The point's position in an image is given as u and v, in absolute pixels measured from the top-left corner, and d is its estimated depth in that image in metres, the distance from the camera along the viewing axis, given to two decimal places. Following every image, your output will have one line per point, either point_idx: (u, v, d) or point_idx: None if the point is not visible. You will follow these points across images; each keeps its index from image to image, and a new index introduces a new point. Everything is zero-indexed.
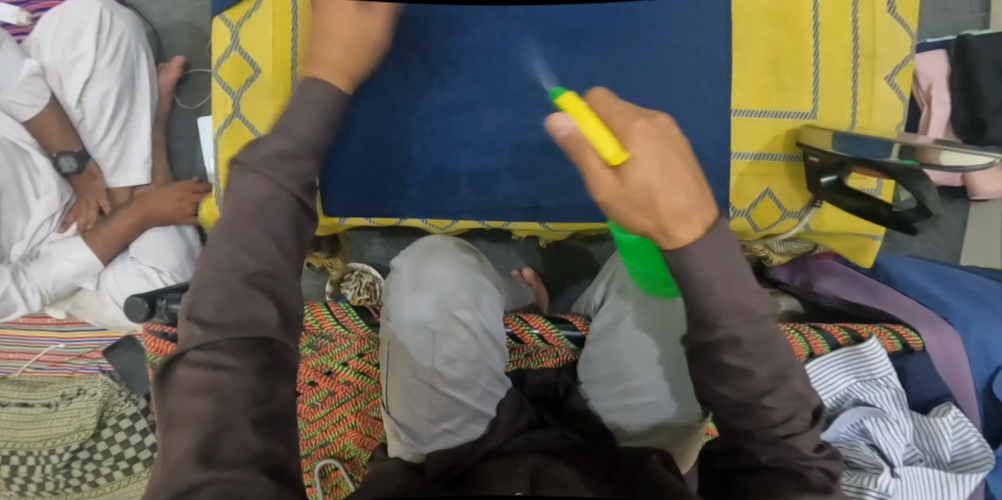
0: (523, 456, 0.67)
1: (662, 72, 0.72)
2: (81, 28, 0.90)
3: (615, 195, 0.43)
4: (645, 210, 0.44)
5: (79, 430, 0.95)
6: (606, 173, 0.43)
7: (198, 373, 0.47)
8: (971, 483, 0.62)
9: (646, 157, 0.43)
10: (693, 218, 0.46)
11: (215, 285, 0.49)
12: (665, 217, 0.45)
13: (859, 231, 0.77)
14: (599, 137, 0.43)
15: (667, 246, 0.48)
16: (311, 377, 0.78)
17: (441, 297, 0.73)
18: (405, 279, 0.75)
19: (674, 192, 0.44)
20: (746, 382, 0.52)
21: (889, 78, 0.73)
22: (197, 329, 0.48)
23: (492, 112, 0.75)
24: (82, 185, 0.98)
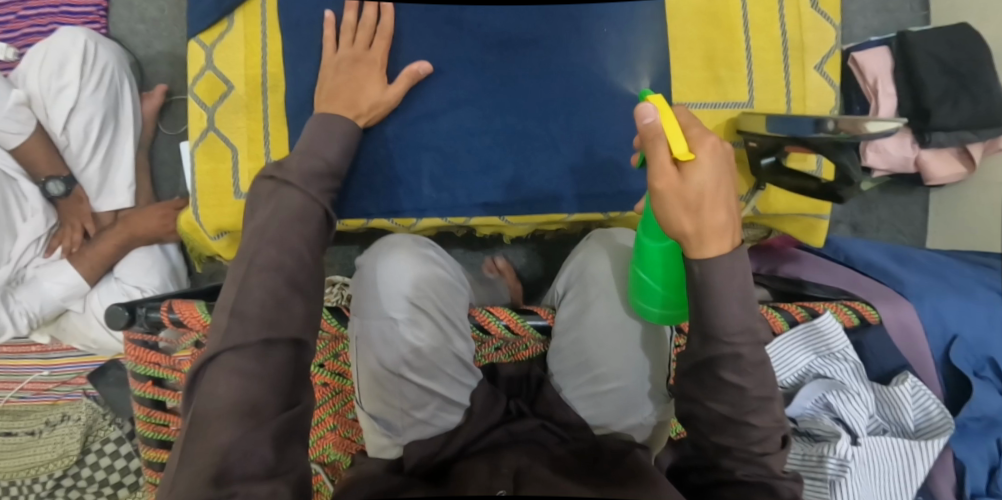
0: (510, 453, 0.64)
1: (605, 76, 0.72)
2: (66, 58, 0.96)
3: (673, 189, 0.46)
4: (693, 210, 0.46)
5: (63, 456, 1.10)
6: (670, 168, 0.46)
7: (229, 378, 0.45)
8: (933, 450, 0.68)
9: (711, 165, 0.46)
10: (728, 236, 0.48)
11: (259, 284, 0.48)
12: (705, 223, 0.47)
13: (805, 211, 0.73)
14: (674, 136, 0.47)
15: (692, 256, 0.49)
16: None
17: (401, 287, 0.69)
18: (364, 271, 0.70)
19: (720, 204, 0.46)
20: (739, 398, 0.51)
21: (818, 68, 0.73)
22: (236, 325, 0.47)
23: (454, 116, 0.71)
24: (67, 209, 1.02)
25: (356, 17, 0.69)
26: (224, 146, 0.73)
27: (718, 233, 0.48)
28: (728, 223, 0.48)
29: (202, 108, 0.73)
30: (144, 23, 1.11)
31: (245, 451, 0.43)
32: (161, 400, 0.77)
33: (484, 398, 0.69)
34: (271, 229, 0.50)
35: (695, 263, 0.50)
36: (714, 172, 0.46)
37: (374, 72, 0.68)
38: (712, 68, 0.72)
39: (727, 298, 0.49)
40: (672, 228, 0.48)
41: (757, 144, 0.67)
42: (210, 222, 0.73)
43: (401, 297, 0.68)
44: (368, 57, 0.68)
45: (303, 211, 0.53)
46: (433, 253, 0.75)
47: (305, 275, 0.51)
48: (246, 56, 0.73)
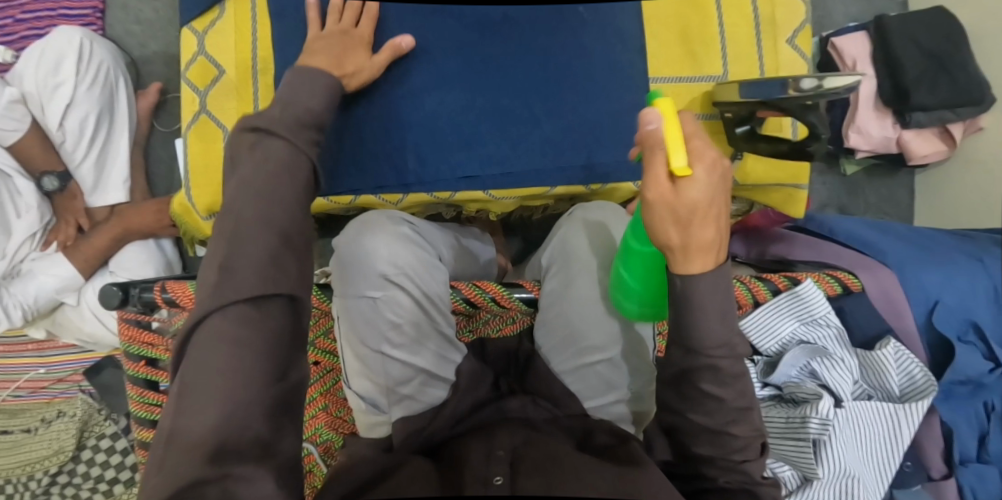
0: (506, 430, 0.62)
1: (586, 55, 0.72)
2: (61, 57, 0.98)
3: (665, 202, 0.44)
4: (683, 224, 0.44)
5: (59, 452, 1.10)
6: (666, 180, 0.44)
7: (215, 344, 0.41)
8: (918, 413, 0.69)
9: (709, 180, 0.44)
10: (713, 252, 0.47)
11: (252, 243, 0.44)
12: (693, 238, 0.45)
13: (782, 180, 0.74)
14: (674, 146, 0.44)
15: (676, 270, 0.48)
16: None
17: (379, 265, 0.68)
18: (342, 250, 0.68)
19: (712, 222, 0.45)
20: (717, 408, 0.52)
21: (790, 41, 0.75)
22: (223, 283, 0.42)
23: (437, 96, 0.71)
24: (63, 204, 1.03)
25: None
26: (215, 128, 0.73)
27: (705, 249, 0.46)
28: (716, 238, 0.46)
29: (195, 91, 0.74)
30: (139, 25, 1.13)
31: (238, 425, 0.40)
32: (154, 380, 0.78)
33: (470, 374, 0.71)
34: (256, 180, 0.46)
35: (678, 276, 0.49)
36: (709, 188, 0.44)
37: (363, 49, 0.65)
38: (687, 44, 0.73)
39: (715, 295, 0.49)
40: (660, 239, 0.47)
41: (731, 114, 0.69)
42: (202, 201, 0.74)
43: (378, 276, 0.68)
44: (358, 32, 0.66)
45: (291, 166, 0.48)
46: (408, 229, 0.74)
47: (296, 230, 0.46)
48: (237, 41, 0.72)
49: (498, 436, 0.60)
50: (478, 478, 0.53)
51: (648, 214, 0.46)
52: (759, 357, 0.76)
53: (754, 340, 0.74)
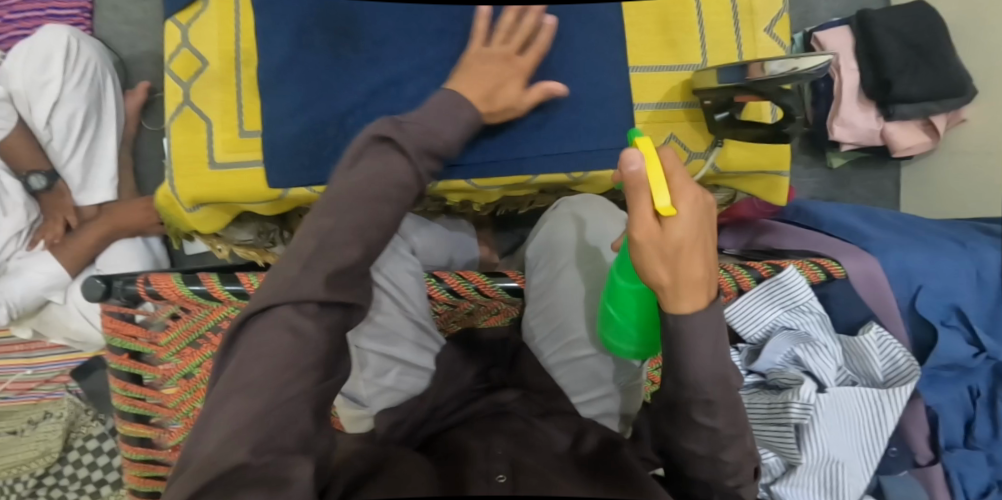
0: (490, 439, 0.57)
1: (565, 42, 0.71)
2: (49, 55, 0.98)
3: (652, 242, 0.40)
4: (671, 263, 0.41)
5: (46, 454, 1.10)
6: (652, 220, 0.40)
7: (278, 337, 0.41)
8: (901, 398, 0.68)
9: (695, 216, 0.41)
10: (704, 291, 0.43)
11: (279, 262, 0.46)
12: (683, 279, 0.42)
13: (765, 167, 0.75)
14: (658, 185, 0.40)
15: (666, 308, 0.45)
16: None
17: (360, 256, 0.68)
18: None
19: (702, 259, 0.41)
20: (711, 437, 0.49)
21: (768, 30, 0.75)
22: (302, 274, 0.43)
23: (418, 83, 0.70)
24: (50, 202, 1.03)
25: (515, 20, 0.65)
26: (199, 119, 0.72)
27: (695, 287, 0.43)
28: (707, 276, 0.43)
29: (177, 83, 0.73)
30: (128, 25, 1.14)
31: (286, 419, 0.39)
32: (138, 374, 0.79)
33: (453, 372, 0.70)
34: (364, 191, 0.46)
35: (668, 314, 0.45)
36: (695, 225, 0.41)
37: (516, 80, 0.63)
38: (667, 33, 0.73)
39: (710, 332, 0.45)
40: (648, 279, 0.43)
41: (711, 101, 0.69)
42: (186, 192, 0.72)
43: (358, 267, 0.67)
44: (520, 63, 0.64)
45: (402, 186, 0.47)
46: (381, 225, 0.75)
47: (378, 238, 0.47)
48: (220, 33, 0.72)
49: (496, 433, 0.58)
50: (480, 473, 0.51)
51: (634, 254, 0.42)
52: (743, 344, 0.77)
53: (737, 327, 0.74)
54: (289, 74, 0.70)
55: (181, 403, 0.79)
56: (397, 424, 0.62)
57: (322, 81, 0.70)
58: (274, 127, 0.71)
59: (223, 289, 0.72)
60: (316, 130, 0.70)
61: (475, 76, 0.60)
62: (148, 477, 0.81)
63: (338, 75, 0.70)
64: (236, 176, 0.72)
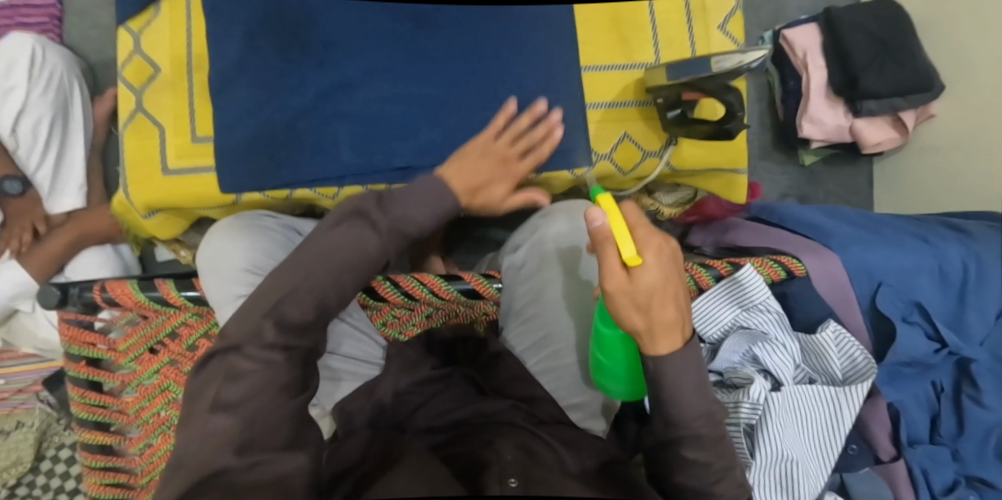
0: (500, 440, 0.60)
1: (514, 46, 0.72)
2: (13, 63, 0.98)
3: (625, 292, 0.47)
4: (644, 310, 0.48)
5: (18, 464, 1.09)
6: (621, 271, 0.47)
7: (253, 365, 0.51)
8: (859, 394, 0.68)
9: (658, 266, 0.47)
10: (678, 331, 0.51)
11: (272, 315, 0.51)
12: (657, 322, 0.49)
13: (722, 164, 0.74)
14: (623, 239, 0.48)
15: (648, 353, 0.52)
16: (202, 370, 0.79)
17: (238, 260, 0.64)
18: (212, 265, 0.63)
19: (671, 303, 0.49)
20: (704, 472, 0.57)
21: (721, 28, 0.75)
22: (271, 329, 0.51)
23: (370, 87, 0.71)
24: (17, 208, 1.02)
25: (527, 124, 0.67)
26: (151, 126, 0.72)
27: (669, 330, 0.51)
28: (678, 318, 0.50)
29: (130, 89, 0.72)
30: (96, 30, 1.15)
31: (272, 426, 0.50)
32: (97, 381, 0.78)
33: (425, 378, 0.73)
34: (338, 257, 0.54)
35: (651, 359, 0.53)
36: (660, 272, 0.47)
37: (507, 185, 0.64)
38: (618, 31, 0.73)
39: (688, 372, 0.54)
40: (626, 325, 0.50)
41: (662, 99, 0.69)
42: (139, 199, 0.72)
43: (239, 271, 0.63)
44: (516, 167, 0.65)
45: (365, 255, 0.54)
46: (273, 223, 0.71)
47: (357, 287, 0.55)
48: (172, 40, 0.72)
49: (502, 438, 0.60)
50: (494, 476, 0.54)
51: (611, 302, 0.49)
52: (703, 344, 0.76)
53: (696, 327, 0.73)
54: (240, 79, 0.70)
55: (141, 410, 0.79)
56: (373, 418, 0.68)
57: (274, 85, 0.70)
58: (227, 132, 0.70)
59: (180, 295, 0.72)
60: (267, 135, 0.70)
61: (464, 171, 0.60)
62: (108, 485, 0.80)
63: (288, 79, 0.70)
64: (190, 182, 0.72)
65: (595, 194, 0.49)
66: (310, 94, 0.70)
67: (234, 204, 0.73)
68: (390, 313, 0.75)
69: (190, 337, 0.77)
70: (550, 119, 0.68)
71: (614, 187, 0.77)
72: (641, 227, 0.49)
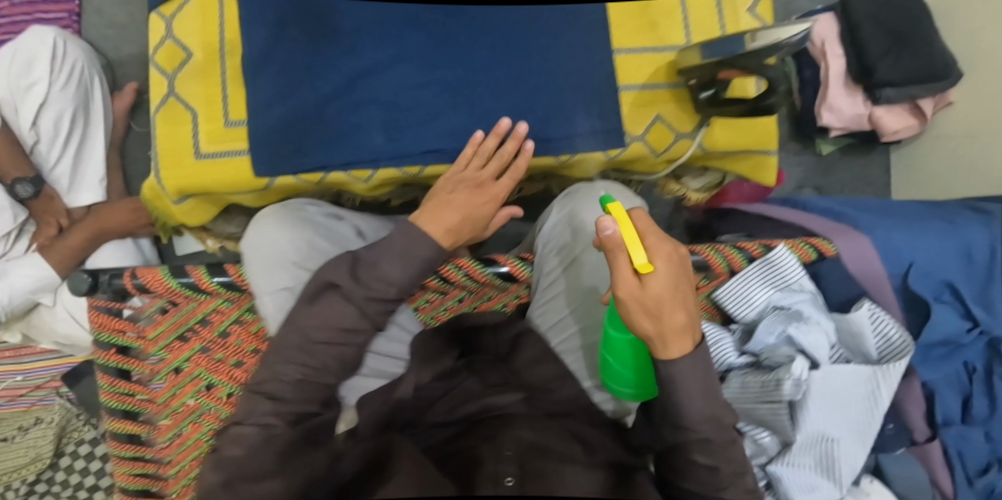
0: (506, 434, 0.60)
1: (545, 30, 0.71)
2: (34, 57, 0.98)
3: (636, 300, 0.48)
4: (655, 317, 0.49)
5: (36, 460, 1.08)
6: (633, 277, 0.48)
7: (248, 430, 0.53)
8: (897, 373, 0.68)
9: (669, 273, 0.49)
10: (689, 335, 0.51)
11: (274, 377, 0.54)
12: (668, 328, 0.50)
13: (752, 146, 0.74)
14: (634, 247, 0.48)
15: (660, 356, 0.53)
16: (235, 357, 0.78)
17: (288, 252, 0.61)
18: (258, 254, 0.60)
19: (681, 308, 0.50)
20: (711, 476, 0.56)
21: (751, 11, 0.74)
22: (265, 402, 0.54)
23: (398, 70, 0.70)
24: (39, 208, 1.01)
25: (495, 145, 0.66)
26: (184, 111, 0.72)
27: (680, 334, 0.51)
28: (689, 323, 0.51)
29: (163, 75, 0.72)
30: (113, 28, 1.14)
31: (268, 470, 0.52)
32: (126, 370, 0.77)
33: (445, 370, 0.69)
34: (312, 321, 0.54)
35: (661, 363, 0.53)
36: (670, 281, 0.48)
37: (488, 207, 0.62)
38: (647, 15, 0.73)
39: (692, 374, 0.53)
40: (638, 329, 0.51)
41: (695, 80, 0.69)
42: (170, 184, 0.72)
43: (289, 263, 0.60)
44: (492, 190, 0.63)
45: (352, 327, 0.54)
46: (316, 211, 0.67)
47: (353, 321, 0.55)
48: (204, 25, 0.72)
49: (506, 432, 0.60)
50: (490, 475, 0.54)
51: (622, 308, 0.50)
52: (736, 325, 0.77)
53: (729, 308, 0.74)
54: (270, 65, 0.70)
55: (171, 398, 0.79)
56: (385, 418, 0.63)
57: (304, 69, 0.70)
58: (259, 113, 0.70)
59: (212, 281, 0.72)
60: (297, 118, 0.70)
61: (442, 206, 0.59)
62: (137, 475, 0.79)
63: (316, 63, 0.70)
64: (221, 167, 0.71)
65: (606, 201, 0.50)
66: (337, 78, 0.70)
67: (266, 188, 0.73)
68: (423, 298, 0.78)
69: (222, 323, 0.76)
70: (518, 136, 0.66)
71: (645, 168, 0.77)
72: (652, 233, 0.50)
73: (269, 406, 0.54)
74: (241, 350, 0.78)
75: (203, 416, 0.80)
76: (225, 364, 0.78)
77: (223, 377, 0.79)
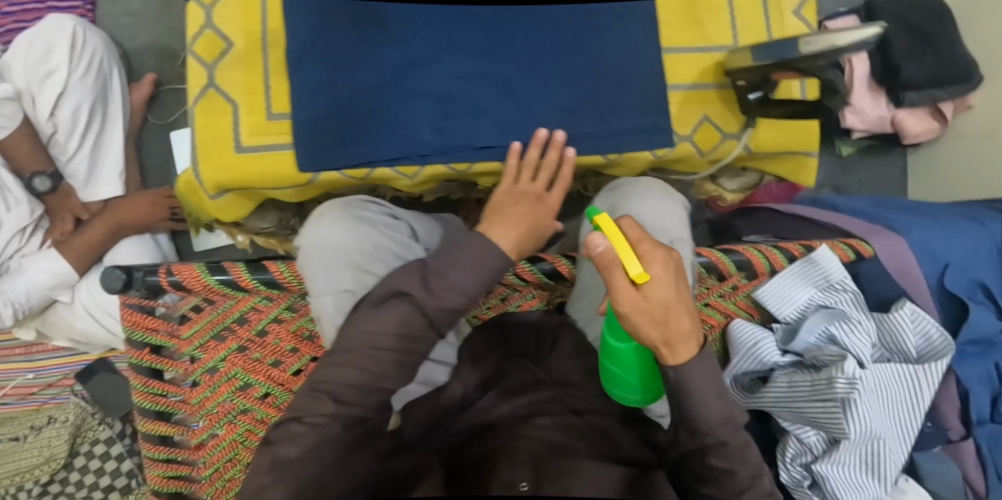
0: (522, 438, 0.61)
1: (594, 27, 0.71)
2: (53, 45, 0.96)
3: (641, 309, 0.49)
4: (661, 325, 0.50)
5: (50, 461, 1.05)
6: (632, 289, 0.49)
7: (306, 433, 0.54)
8: (938, 372, 0.70)
9: (665, 280, 0.50)
10: (693, 338, 0.52)
11: (335, 372, 0.54)
12: (672, 332, 0.51)
13: (794, 147, 0.75)
14: (628, 258, 0.49)
15: (667, 362, 0.53)
16: (274, 356, 0.76)
17: (349, 253, 0.60)
18: (319, 255, 0.60)
19: (682, 311, 0.51)
20: (731, 482, 0.58)
21: (796, 13, 0.75)
22: (330, 401, 0.54)
23: (449, 64, 0.69)
24: (58, 203, 1.00)
25: (539, 154, 0.66)
26: (223, 102, 0.70)
27: (685, 339, 0.52)
28: (691, 327, 0.52)
29: (201, 64, 0.70)
30: (128, 17, 1.11)
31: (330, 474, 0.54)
32: (159, 369, 0.76)
33: (489, 375, 0.69)
34: (373, 323, 0.53)
35: (669, 368, 0.54)
36: (669, 286, 0.50)
37: (548, 219, 0.61)
38: (694, 13, 0.72)
39: (705, 376, 0.54)
40: (643, 339, 0.51)
41: (744, 82, 0.69)
42: (209, 178, 0.70)
43: (351, 264, 0.60)
44: (547, 201, 0.62)
45: (410, 329, 0.53)
46: (377, 210, 0.67)
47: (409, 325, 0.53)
48: (245, 14, 0.70)
49: (523, 435, 0.62)
50: (503, 482, 0.57)
51: (627, 320, 0.50)
52: (777, 325, 0.77)
53: (771, 307, 0.74)
54: (316, 54, 0.68)
55: (204, 400, 0.76)
56: (420, 420, 0.65)
57: (351, 59, 0.68)
58: (303, 106, 0.69)
59: (252, 278, 0.70)
60: (343, 110, 0.68)
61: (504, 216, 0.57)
62: (171, 478, 0.78)
63: (363, 55, 0.68)
64: (263, 161, 0.70)
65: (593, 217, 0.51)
66: (384, 71, 0.68)
67: (309, 184, 0.72)
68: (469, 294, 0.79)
69: (260, 322, 0.75)
70: (558, 143, 0.66)
71: (688, 169, 0.77)
72: (643, 243, 0.51)
73: (332, 409, 0.54)
74: (278, 349, 0.76)
75: (239, 416, 0.77)
76: (262, 363, 0.76)
77: (260, 377, 0.76)
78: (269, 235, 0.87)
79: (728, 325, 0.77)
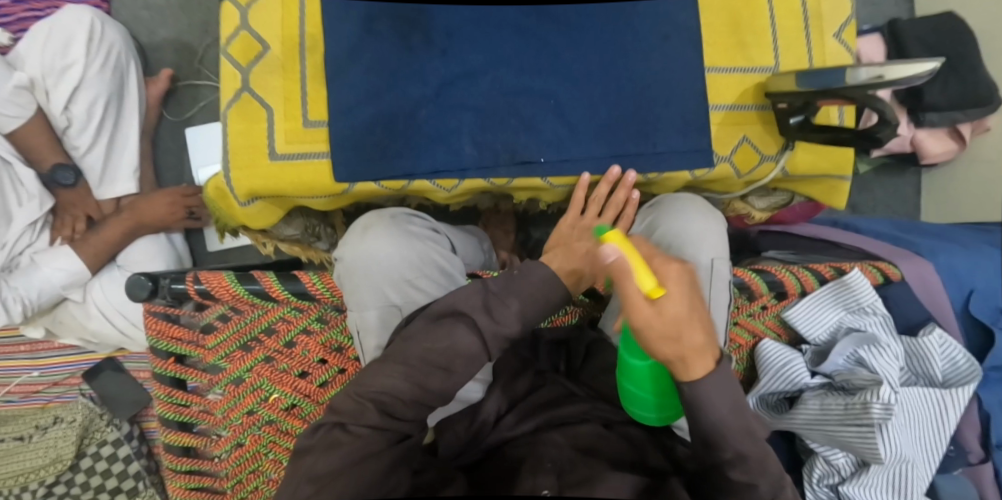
0: (545, 446, 0.62)
1: (636, 44, 0.70)
2: (71, 38, 0.94)
3: (652, 325, 0.46)
4: (674, 340, 0.47)
5: (56, 462, 1.02)
6: (644, 303, 0.46)
7: (350, 446, 0.53)
8: (964, 397, 0.71)
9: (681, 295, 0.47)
10: (709, 353, 0.49)
11: (381, 386, 0.53)
12: (687, 348, 0.47)
13: (829, 171, 0.75)
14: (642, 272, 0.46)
15: (682, 378, 0.50)
16: (301, 368, 0.74)
17: (398, 269, 0.62)
18: (366, 270, 0.62)
19: (699, 327, 0.47)
20: None
21: (836, 36, 0.74)
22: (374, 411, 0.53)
23: (492, 78, 0.68)
24: (70, 199, 0.98)
25: (607, 192, 0.71)
26: (259, 107, 0.68)
27: (700, 354, 0.48)
28: (708, 343, 0.48)
29: (236, 68, 0.68)
30: (148, 10, 1.10)
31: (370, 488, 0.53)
32: (182, 379, 0.76)
33: (526, 390, 0.70)
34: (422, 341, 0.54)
35: (683, 384, 0.50)
36: (686, 302, 0.46)
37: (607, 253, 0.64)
38: (737, 34, 0.72)
39: (724, 394, 0.50)
40: (656, 354, 0.48)
41: (785, 105, 0.69)
42: (242, 186, 0.68)
43: (399, 280, 0.62)
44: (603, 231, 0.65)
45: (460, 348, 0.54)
46: (419, 224, 0.67)
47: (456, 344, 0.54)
48: (284, 18, 0.69)
49: (545, 442, 0.63)
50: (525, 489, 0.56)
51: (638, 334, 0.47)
52: (808, 346, 0.78)
53: (801, 329, 0.76)
54: (359, 63, 0.68)
55: (229, 411, 0.75)
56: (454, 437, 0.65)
57: (394, 70, 0.67)
58: (342, 116, 0.68)
59: (283, 290, 0.70)
60: (385, 121, 0.67)
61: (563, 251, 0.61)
62: (193, 489, 0.78)
63: (405, 66, 0.67)
64: (299, 169, 0.68)
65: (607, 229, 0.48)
66: (426, 83, 0.67)
67: (343, 194, 0.71)
68: None
69: (288, 333, 0.73)
70: (628, 185, 0.71)
71: (722, 188, 0.77)
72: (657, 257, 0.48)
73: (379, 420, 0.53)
74: (306, 361, 0.74)
75: (263, 427, 0.76)
76: (289, 374, 0.74)
77: (286, 388, 0.74)
78: (293, 242, 0.84)
79: (757, 345, 0.78)
